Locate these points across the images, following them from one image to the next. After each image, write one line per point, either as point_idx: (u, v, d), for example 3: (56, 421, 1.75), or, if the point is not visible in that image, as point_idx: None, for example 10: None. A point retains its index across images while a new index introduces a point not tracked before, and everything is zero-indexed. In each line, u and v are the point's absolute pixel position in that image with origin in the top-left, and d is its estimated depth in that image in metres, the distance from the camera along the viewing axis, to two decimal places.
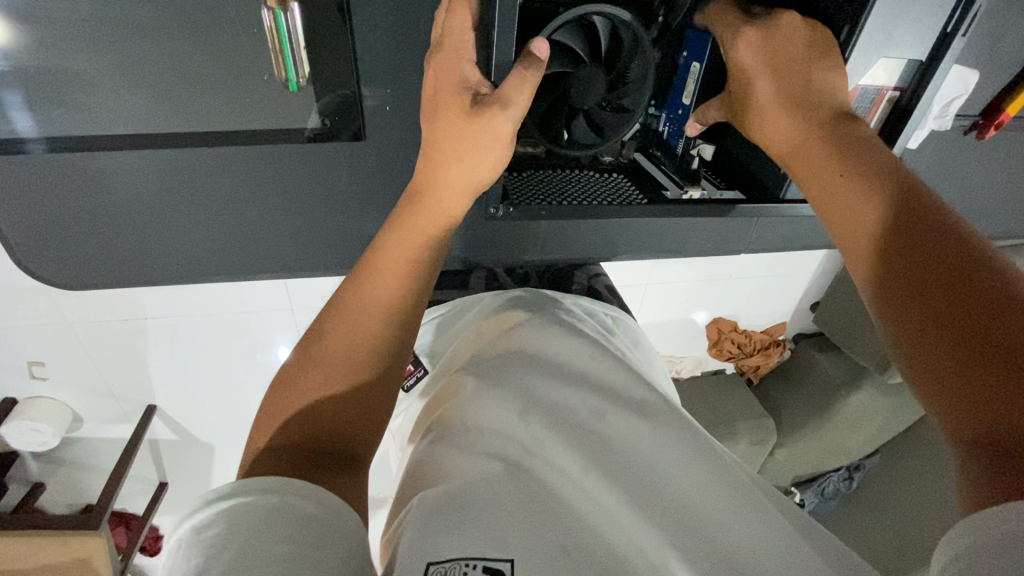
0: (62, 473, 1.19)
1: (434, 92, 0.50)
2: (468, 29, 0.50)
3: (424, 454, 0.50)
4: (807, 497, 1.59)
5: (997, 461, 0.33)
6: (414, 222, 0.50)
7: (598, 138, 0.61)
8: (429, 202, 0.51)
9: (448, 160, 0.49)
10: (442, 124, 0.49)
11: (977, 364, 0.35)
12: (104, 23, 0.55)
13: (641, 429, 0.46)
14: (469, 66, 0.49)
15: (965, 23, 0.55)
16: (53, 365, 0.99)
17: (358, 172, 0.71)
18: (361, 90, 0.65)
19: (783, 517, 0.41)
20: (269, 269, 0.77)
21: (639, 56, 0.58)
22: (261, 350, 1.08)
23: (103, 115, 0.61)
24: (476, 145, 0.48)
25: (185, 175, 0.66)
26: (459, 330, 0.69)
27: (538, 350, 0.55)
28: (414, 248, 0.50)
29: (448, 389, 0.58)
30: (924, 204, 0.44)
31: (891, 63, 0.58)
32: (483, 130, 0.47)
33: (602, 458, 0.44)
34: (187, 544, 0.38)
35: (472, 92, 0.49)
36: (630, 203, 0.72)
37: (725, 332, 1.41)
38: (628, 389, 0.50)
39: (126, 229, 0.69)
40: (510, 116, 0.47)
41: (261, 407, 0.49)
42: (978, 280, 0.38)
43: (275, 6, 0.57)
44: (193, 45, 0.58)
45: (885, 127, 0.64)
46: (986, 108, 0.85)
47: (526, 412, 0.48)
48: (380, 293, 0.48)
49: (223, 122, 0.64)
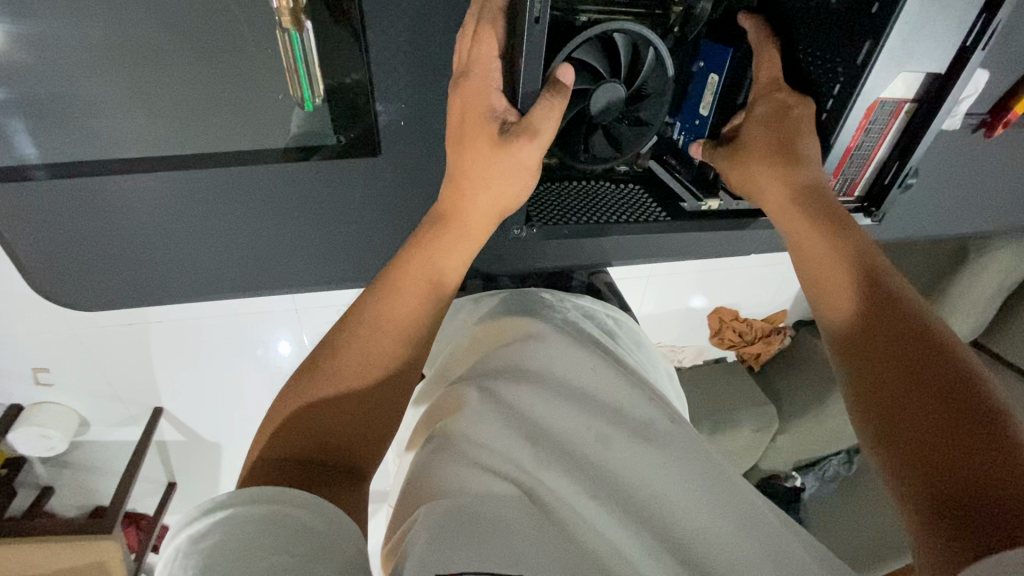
0: (72, 477, 1.20)
1: (462, 119, 0.51)
2: (495, 58, 0.50)
3: (423, 465, 0.50)
4: (807, 481, 1.64)
5: (952, 533, 0.36)
6: (438, 247, 0.51)
7: (615, 152, 0.63)
8: (453, 225, 0.52)
9: (475, 185, 0.50)
10: (469, 147, 0.50)
11: (945, 442, 0.39)
12: (108, 42, 0.54)
13: (642, 456, 0.47)
14: (496, 95, 0.50)
15: (985, 37, 0.55)
16: (59, 371, 1.00)
17: (370, 184, 0.70)
18: (375, 104, 0.64)
19: (780, 533, 0.44)
20: (274, 281, 0.76)
21: (658, 71, 0.59)
22: (263, 346, 1.08)
23: (116, 136, 0.61)
24: (503, 174, 0.50)
25: (195, 192, 0.66)
26: (455, 334, 0.69)
27: (541, 364, 0.55)
28: (434, 269, 0.50)
29: (447, 398, 0.58)
30: (873, 264, 0.50)
31: (909, 77, 0.59)
32: (513, 157, 0.49)
33: (602, 490, 0.46)
34: (183, 554, 0.38)
35: (499, 120, 0.50)
36: (652, 219, 0.72)
37: (726, 321, 1.43)
38: (631, 410, 0.51)
39: (132, 244, 0.68)
40: (538, 145, 0.49)
41: (266, 417, 0.49)
42: (923, 345, 0.43)
43: (290, 27, 0.56)
44: (200, 61, 0.57)
45: (903, 138, 0.64)
46: (994, 107, 0.85)
47: (528, 435, 0.49)
48: (401, 311, 0.49)
49: (236, 140, 0.64)
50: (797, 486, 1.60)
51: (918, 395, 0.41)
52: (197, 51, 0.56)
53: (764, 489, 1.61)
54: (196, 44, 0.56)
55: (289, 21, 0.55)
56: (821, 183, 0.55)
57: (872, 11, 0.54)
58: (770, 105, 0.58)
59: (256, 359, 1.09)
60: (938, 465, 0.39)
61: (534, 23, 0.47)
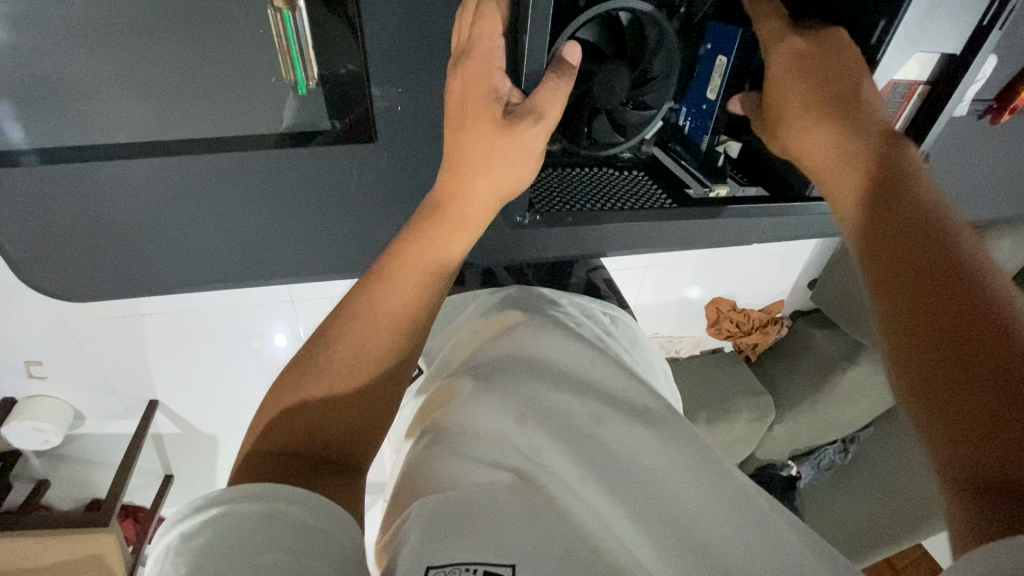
0: (69, 470, 1.19)
1: (462, 103, 0.49)
2: (498, 39, 0.48)
3: (417, 461, 0.50)
4: (802, 469, 1.65)
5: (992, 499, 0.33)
6: (433, 236, 0.49)
7: (620, 138, 0.62)
8: (450, 213, 0.50)
9: (476, 171, 0.49)
10: (468, 131, 0.49)
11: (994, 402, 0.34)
12: (95, 26, 0.52)
13: (640, 437, 0.46)
14: (500, 77, 0.49)
15: (1002, 17, 0.54)
16: (52, 364, 0.98)
17: (366, 172, 0.69)
18: (371, 89, 0.62)
19: (779, 520, 0.42)
20: (270, 273, 0.74)
21: (663, 52, 0.58)
22: (258, 338, 1.06)
23: (106, 125, 0.59)
24: (505, 158, 0.48)
25: (187, 182, 0.64)
26: (453, 331, 0.68)
27: (537, 353, 0.55)
28: (431, 257, 0.49)
29: (444, 390, 0.57)
30: (922, 200, 0.43)
31: (924, 58, 0.58)
32: (517, 142, 0.47)
33: (596, 466, 0.45)
34: (176, 552, 0.37)
35: (503, 103, 0.48)
36: (659, 206, 0.70)
37: (725, 311, 1.42)
38: (630, 395, 0.50)
39: (124, 235, 0.67)
40: (543, 127, 0.47)
41: (260, 409, 0.48)
42: (969, 285, 0.37)
43: (282, 7, 0.54)
44: (191, 45, 0.55)
45: (913, 123, 0.64)
46: (1001, 92, 0.84)
47: (523, 418, 0.48)
48: (394, 303, 0.47)
49: (228, 127, 0.62)
50: (793, 474, 1.62)
51: (957, 345, 0.36)
52: (188, 34, 0.55)
53: (760, 477, 1.62)
54: (187, 27, 0.54)
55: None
56: (871, 112, 0.49)
57: None
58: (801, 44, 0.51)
59: (252, 351, 1.08)
60: (945, 413, 0.36)
61: None
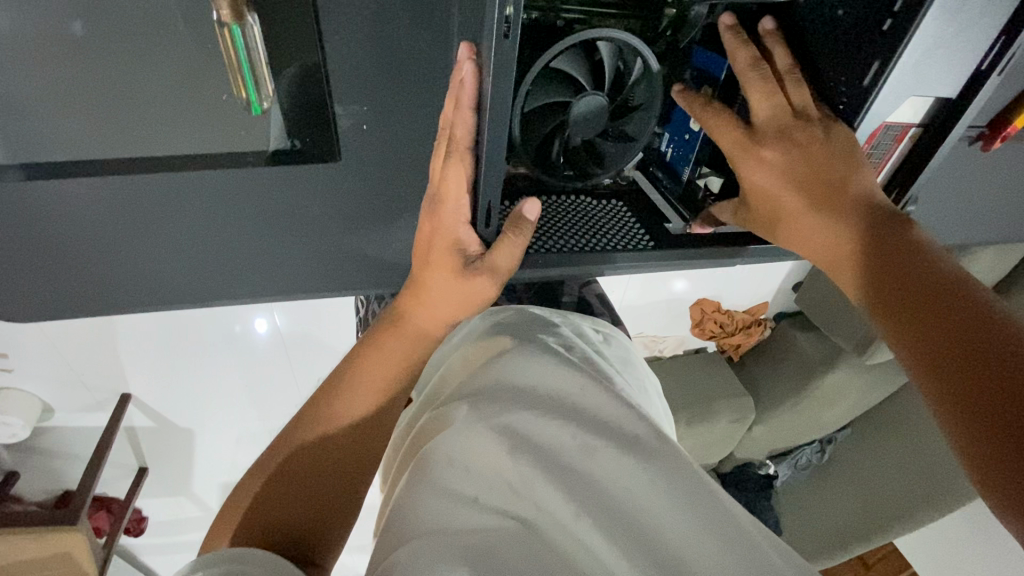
0: (35, 462, 1.14)
1: (431, 242, 0.57)
2: (461, 184, 0.53)
3: (403, 497, 0.47)
4: (780, 469, 1.67)
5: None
6: (385, 345, 0.58)
7: (600, 168, 0.64)
8: (403, 329, 0.58)
9: (425, 302, 0.57)
10: (430, 265, 0.57)
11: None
12: (40, 17, 0.48)
13: (631, 471, 0.44)
14: (462, 228, 0.56)
15: (1001, 62, 0.52)
16: (17, 357, 0.93)
17: (334, 186, 0.65)
18: (334, 107, 0.58)
19: (775, 557, 0.41)
20: (235, 280, 0.70)
21: (645, 81, 0.61)
22: (239, 324, 1.03)
23: (55, 124, 0.55)
24: (457, 296, 0.56)
25: (141, 196, 0.60)
26: (442, 357, 0.63)
27: (526, 380, 0.50)
28: (390, 366, 0.57)
29: (433, 420, 0.53)
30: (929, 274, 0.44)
31: (918, 102, 0.57)
32: (471, 287, 0.56)
33: (593, 506, 0.42)
34: None
35: (463, 253, 0.56)
36: (637, 245, 0.67)
37: (709, 312, 1.41)
38: (624, 424, 0.46)
39: (75, 243, 0.62)
40: (495, 279, 0.56)
41: (228, 503, 0.55)
42: (966, 329, 0.39)
43: (230, 22, 0.50)
44: (150, 42, 0.52)
45: (904, 166, 0.63)
46: (993, 118, 0.76)
47: (511, 451, 0.45)
48: (353, 407, 0.56)
49: (188, 131, 0.58)
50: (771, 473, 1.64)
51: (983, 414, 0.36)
52: (150, 26, 0.51)
53: (738, 475, 1.64)
54: (149, 19, 0.50)
55: (229, 16, 0.50)
56: (847, 176, 0.51)
57: (882, 29, 0.52)
58: (769, 126, 0.53)
59: (235, 334, 1.04)
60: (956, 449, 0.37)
61: (503, 38, 0.45)
